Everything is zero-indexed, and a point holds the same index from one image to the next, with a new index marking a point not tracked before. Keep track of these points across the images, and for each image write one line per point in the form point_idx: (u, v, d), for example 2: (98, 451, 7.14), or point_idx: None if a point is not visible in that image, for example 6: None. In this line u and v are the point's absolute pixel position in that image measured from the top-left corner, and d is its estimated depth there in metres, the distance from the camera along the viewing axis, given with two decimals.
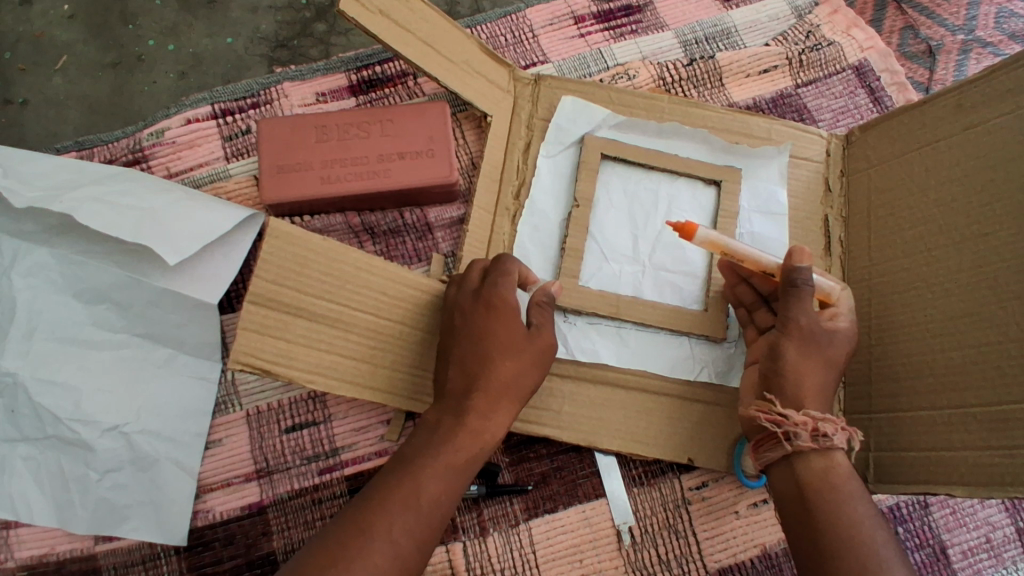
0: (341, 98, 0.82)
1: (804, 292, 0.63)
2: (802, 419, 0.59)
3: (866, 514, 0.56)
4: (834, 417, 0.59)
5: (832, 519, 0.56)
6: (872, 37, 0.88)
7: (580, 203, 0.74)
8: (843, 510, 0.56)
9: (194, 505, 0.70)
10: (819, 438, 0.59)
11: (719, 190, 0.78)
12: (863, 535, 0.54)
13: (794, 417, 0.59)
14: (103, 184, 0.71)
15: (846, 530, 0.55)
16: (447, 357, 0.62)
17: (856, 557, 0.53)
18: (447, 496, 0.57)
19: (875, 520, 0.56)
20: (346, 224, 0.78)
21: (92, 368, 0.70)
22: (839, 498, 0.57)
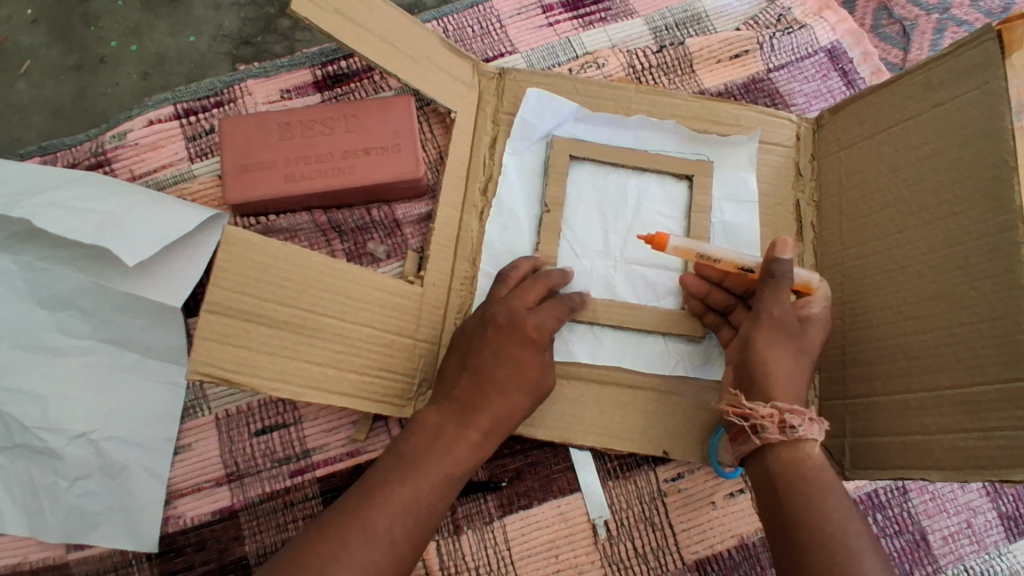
0: (306, 95, 0.81)
1: (782, 283, 0.62)
2: (766, 412, 0.58)
3: (840, 506, 0.54)
4: (801, 407, 0.58)
5: (804, 510, 0.55)
6: (844, 19, 0.87)
7: (546, 202, 0.75)
8: (817, 500, 0.55)
9: (164, 511, 0.69)
10: (785, 430, 0.58)
11: (691, 185, 0.77)
12: (836, 527, 0.53)
13: (758, 411, 0.59)
14: (64, 189, 0.70)
15: (816, 521, 0.54)
16: (327, 324, 0.64)
17: (827, 551, 0.52)
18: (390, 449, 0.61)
19: (849, 512, 0.54)
20: (312, 223, 0.77)
21: (58, 375, 0.69)
22: (813, 488, 0.56)
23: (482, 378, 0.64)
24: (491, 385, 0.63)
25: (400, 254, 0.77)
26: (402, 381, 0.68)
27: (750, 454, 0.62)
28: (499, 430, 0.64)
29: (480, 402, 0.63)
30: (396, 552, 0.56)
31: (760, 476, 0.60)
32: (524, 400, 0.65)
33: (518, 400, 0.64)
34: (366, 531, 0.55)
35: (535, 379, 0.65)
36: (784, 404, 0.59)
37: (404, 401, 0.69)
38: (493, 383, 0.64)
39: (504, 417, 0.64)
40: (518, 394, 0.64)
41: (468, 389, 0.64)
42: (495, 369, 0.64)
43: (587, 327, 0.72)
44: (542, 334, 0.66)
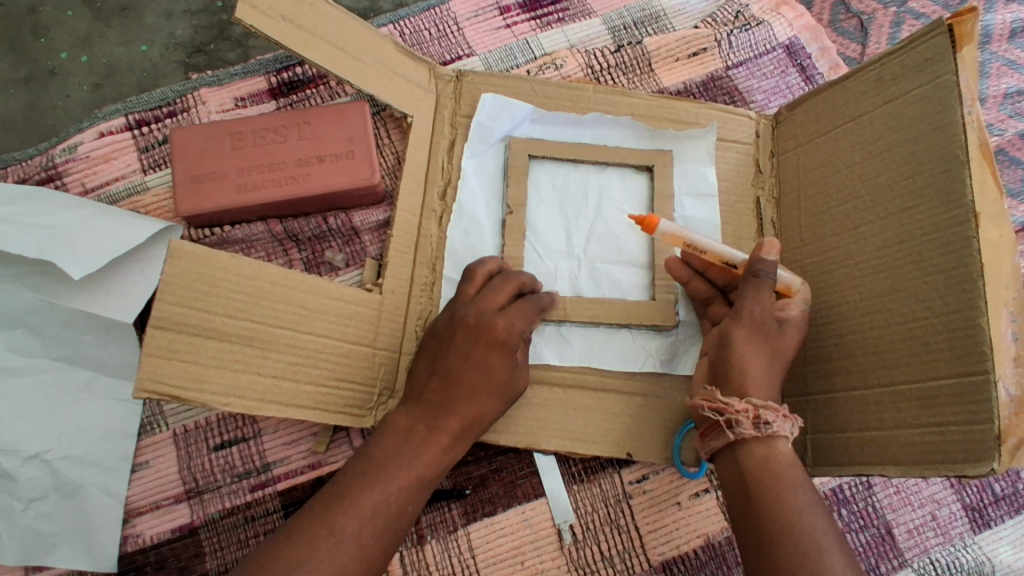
0: (261, 103, 0.80)
1: (765, 283, 0.62)
2: (743, 406, 0.57)
3: (807, 503, 0.54)
4: (776, 403, 0.58)
5: (771, 508, 0.54)
6: (801, 15, 0.87)
7: (507, 203, 0.74)
8: (784, 498, 0.54)
9: (122, 530, 0.68)
10: (760, 425, 0.57)
11: (651, 177, 0.77)
12: (800, 524, 0.53)
13: (734, 405, 0.58)
14: (11, 204, 0.69)
15: (782, 518, 0.53)
16: (275, 336, 0.63)
17: (791, 549, 0.51)
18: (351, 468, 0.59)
19: (817, 510, 0.54)
20: (268, 232, 0.76)
21: (9, 396, 0.67)
22: (781, 486, 0.55)
23: (451, 381, 0.62)
24: (460, 389, 0.62)
25: (359, 262, 0.76)
26: (361, 391, 0.68)
27: (720, 450, 0.61)
28: (469, 432, 0.63)
29: (448, 406, 0.61)
30: (365, 558, 0.54)
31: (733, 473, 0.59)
32: (493, 403, 0.63)
33: (488, 403, 0.63)
34: (333, 535, 0.54)
35: (505, 381, 0.63)
36: (759, 400, 0.58)
37: (364, 411, 0.68)
38: (461, 387, 0.62)
39: (473, 420, 0.62)
40: (485, 397, 0.62)
41: (436, 394, 0.62)
42: (462, 372, 0.62)
43: (556, 327, 0.71)
44: (512, 335, 0.63)
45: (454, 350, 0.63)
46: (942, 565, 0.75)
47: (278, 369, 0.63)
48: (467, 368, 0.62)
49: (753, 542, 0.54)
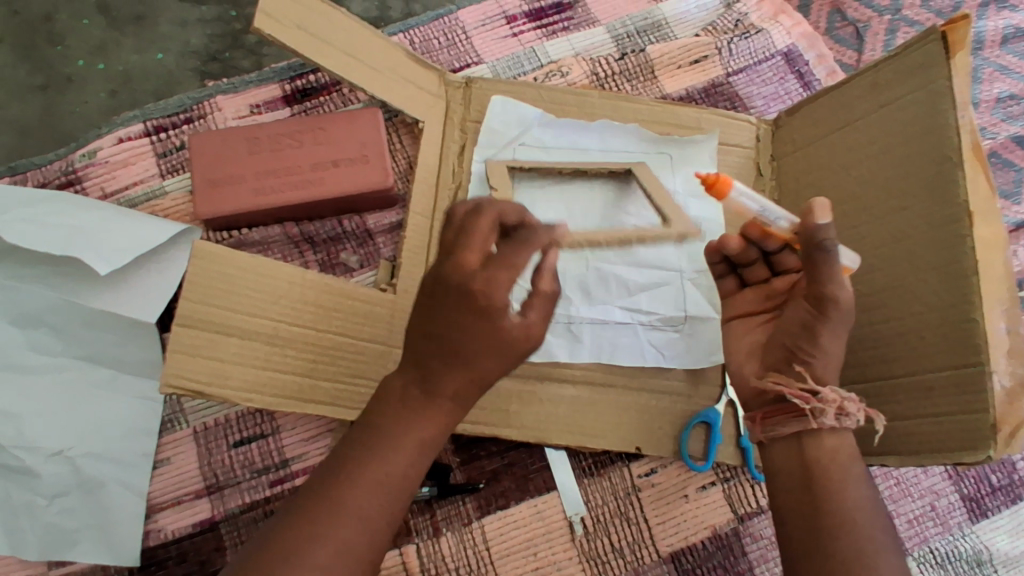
0: (276, 109, 0.82)
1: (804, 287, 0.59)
2: (834, 397, 0.53)
3: (869, 496, 0.53)
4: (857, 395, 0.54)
5: (830, 501, 0.52)
6: (799, 23, 0.90)
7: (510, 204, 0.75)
8: (842, 490, 0.53)
9: (144, 525, 0.69)
10: (840, 416, 0.54)
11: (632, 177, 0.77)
12: (859, 517, 0.51)
13: (827, 393, 0.53)
14: (35, 207, 0.70)
15: (838, 512, 0.52)
16: (293, 334, 0.64)
17: (849, 541, 0.50)
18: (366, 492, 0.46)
19: (877, 504, 0.53)
20: (284, 235, 0.77)
21: (33, 395, 0.69)
22: (835, 477, 0.53)
23: None
24: None
25: (373, 263, 0.78)
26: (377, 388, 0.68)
27: (776, 436, 0.56)
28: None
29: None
30: None
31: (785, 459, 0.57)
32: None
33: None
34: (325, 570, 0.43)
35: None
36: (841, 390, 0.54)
37: None
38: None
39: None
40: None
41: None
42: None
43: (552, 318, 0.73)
44: None
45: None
46: (941, 554, 0.77)
47: (295, 365, 0.64)
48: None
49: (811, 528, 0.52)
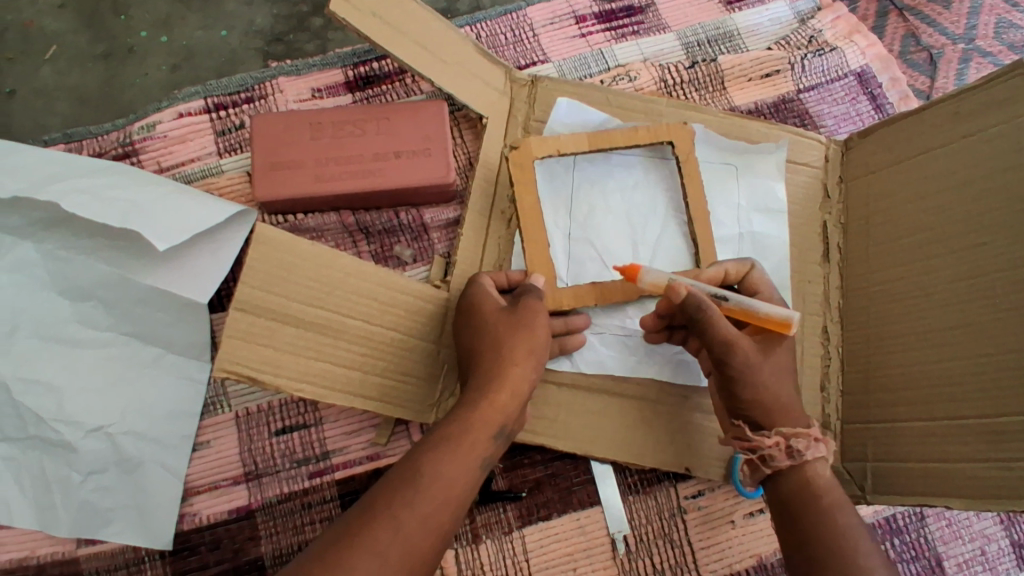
0: (337, 95, 0.81)
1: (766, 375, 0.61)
2: (772, 441, 0.59)
3: (853, 522, 0.56)
4: (804, 429, 0.60)
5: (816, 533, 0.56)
6: (874, 44, 0.88)
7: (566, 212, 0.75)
8: (830, 521, 0.56)
9: (179, 508, 0.68)
10: (792, 454, 0.59)
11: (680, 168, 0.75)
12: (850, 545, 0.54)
13: (764, 441, 0.60)
14: (92, 176, 0.69)
15: (834, 544, 0.54)
16: (344, 325, 0.62)
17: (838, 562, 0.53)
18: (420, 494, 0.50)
19: (863, 530, 0.55)
20: (340, 223, 0.76)
21: (76, 367, 0.68)
22: (823, 508, 0.57)
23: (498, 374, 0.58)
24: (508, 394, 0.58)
25: (427, 259, 0.77)
26: (422, 387, 0.67)
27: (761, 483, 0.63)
28: (497, 412, 0.56)
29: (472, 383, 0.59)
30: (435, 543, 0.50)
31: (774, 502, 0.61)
32: (516, 383, 0.58)
33: (511, 378, 0.58)
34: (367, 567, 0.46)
35: (524, 353, 0.59)
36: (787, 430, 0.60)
37: (425, 407, 0.67)
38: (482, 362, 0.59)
39: (504, 399, 0.57)
40: (509, 374, 0.58)
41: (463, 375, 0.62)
42: (484, 347, 0.60)
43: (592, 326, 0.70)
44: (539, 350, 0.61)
45: (473, 330, 0.61)
46: None
47: (346, 356, 0.62)
48: (490, 344, 0.60)
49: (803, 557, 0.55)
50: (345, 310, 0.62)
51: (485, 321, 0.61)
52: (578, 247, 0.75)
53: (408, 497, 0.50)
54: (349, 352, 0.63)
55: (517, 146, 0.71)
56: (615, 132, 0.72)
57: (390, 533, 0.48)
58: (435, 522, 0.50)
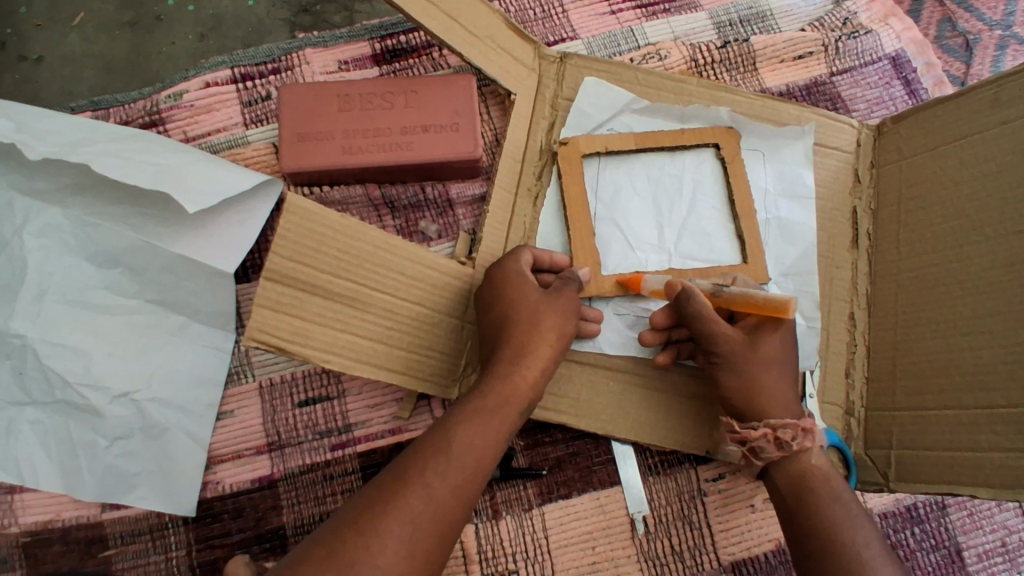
0: (364, 68, 0.80)
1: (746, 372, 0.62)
2: (760, 433, 0.61)
3: (850, 516, 0.55)
4: (790, 420, 0.61)
5: (812, 527, 0.56)
6: (909, 28, 0.86)
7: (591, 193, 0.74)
8: (827, 514, 0.56)
9: (203, 475, 0.69)
10: (781, 445, 0.60)
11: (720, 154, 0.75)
12: (849, 536, 0.54)
13: (752, 433, 0.61)
14: (121, 142, 0.69)
15: (834, 539, 0.54)
16: (372, 298, 0.62)
17: (836, 557, 0.53)
18: (436, 469, 0.50)
19: (862, 524, 0.55)
20: (366, 196, 0.76)
21: (103, 333, 0.68)
22: (821, 501, 0.57)
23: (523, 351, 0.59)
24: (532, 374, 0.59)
25: (452, 235, 0.77)
26: (447, 362, 0.67)
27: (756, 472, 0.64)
28: (528, 387, 0.58)
29: (504, 355, 0.59)
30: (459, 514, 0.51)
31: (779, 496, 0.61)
32: (546, 361, 0.60)
33: (543, 356, 0.60)
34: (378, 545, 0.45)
35: (557, 333, 0.61)
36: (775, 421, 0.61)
37: (449, 382, 0.67)
38: (516, 335, 0.60)
39: (535, 376, 0.59)
40: (543, 351, 0.60)
41: (488, 347, 0.61)
42: (520, 319, 0.60)
43: (614, 309, 0.71)
44: (565, 333, 0.61)
45: (508, 299, 0.61)
46: None
47: (373, 329, 0.62)
48: (526, 317, 0.60)
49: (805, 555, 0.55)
50: (373, 284, 0.62)
51: (522, 292, 0.61)
52: (603, 228, 0.73)
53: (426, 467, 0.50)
54: (376, 326, 0.63)
55: (568, 142, 0.74)
56: (658, 132, 0.75)
57: (424, 501, 0.48)
58: (465, 491, 0.51)
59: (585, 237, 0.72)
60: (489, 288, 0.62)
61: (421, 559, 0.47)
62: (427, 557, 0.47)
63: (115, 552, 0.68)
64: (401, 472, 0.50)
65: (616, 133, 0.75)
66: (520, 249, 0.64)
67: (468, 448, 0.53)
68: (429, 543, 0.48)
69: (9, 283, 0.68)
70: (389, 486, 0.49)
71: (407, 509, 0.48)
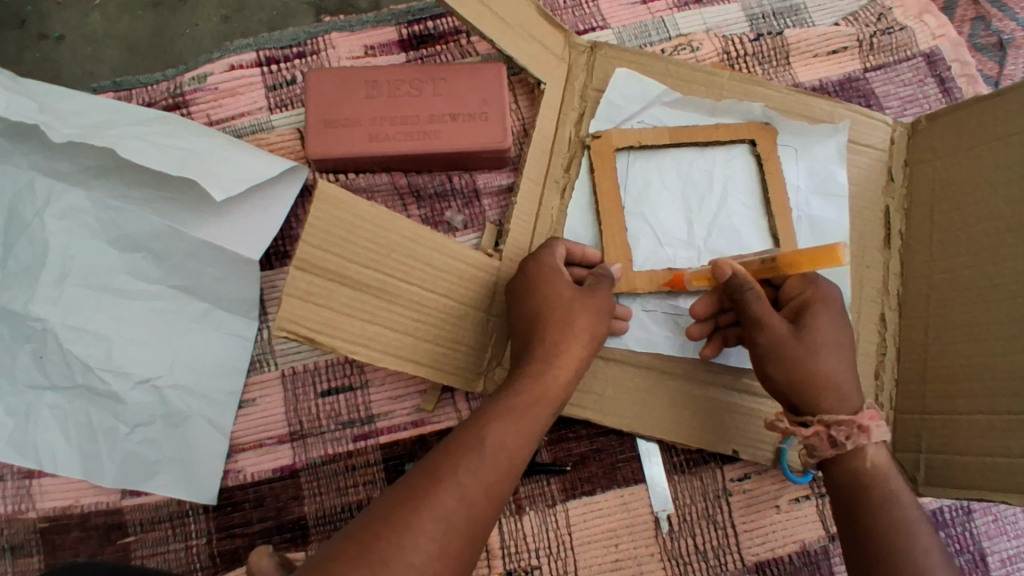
0: (390, 54, 0.79)
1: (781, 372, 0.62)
2: (813, 433, 0.59)
3: (910, 519, 0.55)
4: (846, 417, 0.59)
5: (872, 527, 0.56)
6: (944, 25, 0.84)
7: (621, 186, 0.72)
8: (888, 515, 0.56)
9: (224, 464, 0.68)
10: (836, 444, 0.59)
11: (755, 151, 0.73)
12: (910, 541, 0.54)
13: (805, 433, 0.60)
14: (145, 125, 0.68)
15: (895, 545, 0.54)
16: (399, 289, 0.61)
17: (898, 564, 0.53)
18: (484, 468, 0.50)
19: (922, 528, 0.55)
20: (392, 184, 0.75)
21: (125, 318, 0.67)
22: (879, 500, 0.57)
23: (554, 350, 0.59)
24: (564, 375, 0.59)
25: (478, 226, 0.76)
26: (472, 355, 0.66)
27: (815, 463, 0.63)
28: (559, 387, 0.58)
29: (536, 354, 0.59)
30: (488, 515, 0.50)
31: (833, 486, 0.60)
32: (577, 361, 0.60)
33: (575, 356, 0.59)
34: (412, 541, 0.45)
35: (589, 334, 0.60)
36: (830, 417, 0.59)
37: (474, 376, 0.66)
38: (549, 333, 0.59)
39: (566, 376, 0.59)
40: (575, 352, 0.59)
41: (518, 342, 0.61)
42: (552, 318, 0.60)
43: (641, 304, 0.70)
44: (597, 334, 0.61)
45: (542, 295, 0.60)
46: None
47: (399, 321, 0.61)
48: (559, 316, 0.60)
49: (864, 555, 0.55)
50: (401, 274, 0.61)
51: (557, 290, 0.60)
52: (632, 222, 0.72)
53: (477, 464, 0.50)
54: (403, 317, 0.62)
55: (600, 136, 0.72)
56: (694, 128, 0.73)
57: (456, 500, 0.48)
58: (495, 490, 0.50)
59: (616, 231, 0.70)
60: (523, 282, 0.62)
61: (455, 557, 0.46)
62: (459, 557, 0.46)
63: (135, 540, 0.67)
64: (433, 468, 0.49)
65: (649, 127, 0.73)
66: (554, 244, 0.64)
67: (504, 447, 0.52)
68: (460, 542, 0.47)
69: (31, 267, 0.67)
70: (421, 481, 0.48)
71: (450, 506, 0.47)
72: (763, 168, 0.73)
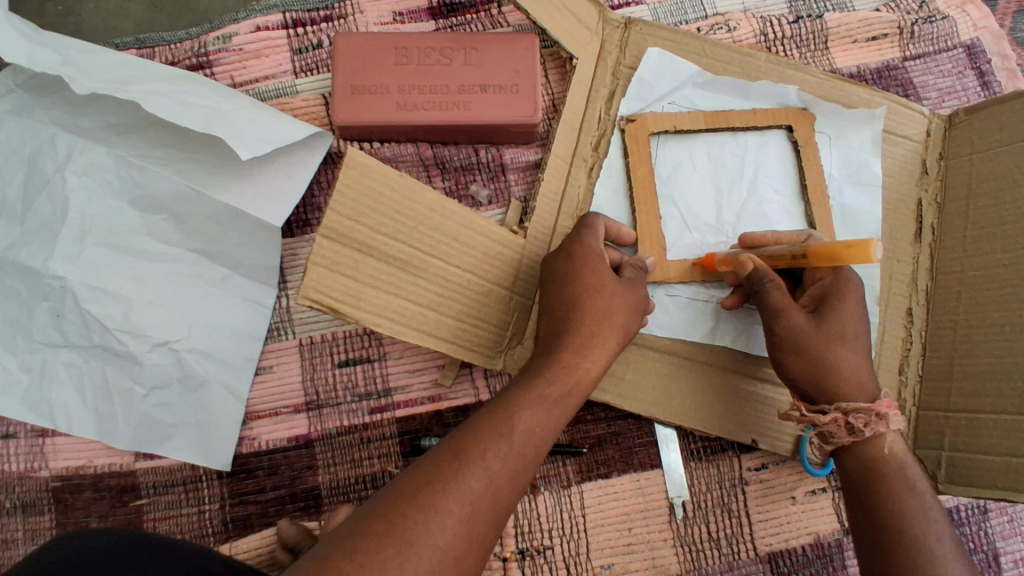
0: (419, 21, 0.77)
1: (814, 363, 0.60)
2: (831, 419, 0.58)
3: (922, 507, 0.55)
4: (864, 404, 0.58)
5: (881, 514, 0.55)
6: (987, 16, 0.82)
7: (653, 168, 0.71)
8: (895, 506, 0.55)
9: (239, 431, 0.68)
10: (853, 431, 0.58)
11: (791, 137, 0.72)
12: (919, 531, 0.53)
13: (822, 420, 0.59)
14: (170, 83, 0.67)
15: (907, 532, 0.54)
16: (425, 262, 0.60)
17: (908, 552, 0.53)
18: (502, 451, 0.50)
19: (936, 516, 0.54)
20: (417, 155, 0.74)
21: (142, 278, 0.67)
22: (892, 489, 0.56)
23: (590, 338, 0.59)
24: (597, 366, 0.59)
25: (502, 201, 0.75)
26: (494, 332, 0.64)
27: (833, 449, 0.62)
28: (590, 380, 0.58)
29: (571, 342, 0.58)
30: (513, 500, 0.50)
31: (844, 474, 0.60)
32: (611, 351, 0.60)
33: (609, 347, 0.59)
34: (437, 524, 0.45)
35: (624, 324, 0.60)
36: (847, 404, 0.58)
37: (494, 352, 0.65)
38: (586, 322, 0.59)
39: (598, 369, 0.59)
40: (610, 343, 0.59)
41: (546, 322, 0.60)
42: (591, 306, 0.59)
43: (666, 290, 0.68)
44: (629, 321, 0.60)
45: (580, 281, 0.59)
46: None
47: (424, 295, 0.61)
48: (595, 303, 0.59)
49: (872, 542, 0.55)
50: (428, 247, 0.60)
51: (590, 273, 0.60)
52: (662, 205, 0.70)
53: (490, 447, 0.50)
54: (427, 292, 0.61)
55: (634, 119, 0.70)
56: (730, 110, 0.72)
57: (483, 484, 0.48)
58: (522, 476, 0.51)
59: (644, 214, 0.69)
60: (557, 265, 0.61)
61: (478, 540, 0.47)
62: (483, 539, 0.47)
63: (147, 502, 0.67)
64: (462, 451, 0.50)
65: (683, 110, 0.71)
66: (586, 225, 0.63)
67: (535, 435, 0.53)
68: (484, 528, 0.48)
69: (50, 223, 0.66)
70: (449, 463, 0.49)
71: (471, 490, 0.48)
72: (800, 155, 0.71)
